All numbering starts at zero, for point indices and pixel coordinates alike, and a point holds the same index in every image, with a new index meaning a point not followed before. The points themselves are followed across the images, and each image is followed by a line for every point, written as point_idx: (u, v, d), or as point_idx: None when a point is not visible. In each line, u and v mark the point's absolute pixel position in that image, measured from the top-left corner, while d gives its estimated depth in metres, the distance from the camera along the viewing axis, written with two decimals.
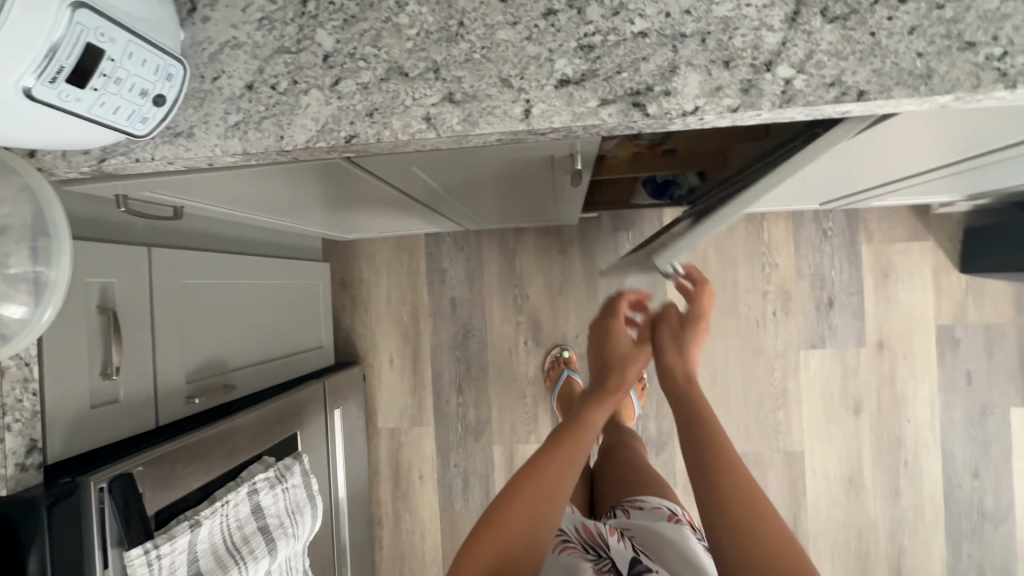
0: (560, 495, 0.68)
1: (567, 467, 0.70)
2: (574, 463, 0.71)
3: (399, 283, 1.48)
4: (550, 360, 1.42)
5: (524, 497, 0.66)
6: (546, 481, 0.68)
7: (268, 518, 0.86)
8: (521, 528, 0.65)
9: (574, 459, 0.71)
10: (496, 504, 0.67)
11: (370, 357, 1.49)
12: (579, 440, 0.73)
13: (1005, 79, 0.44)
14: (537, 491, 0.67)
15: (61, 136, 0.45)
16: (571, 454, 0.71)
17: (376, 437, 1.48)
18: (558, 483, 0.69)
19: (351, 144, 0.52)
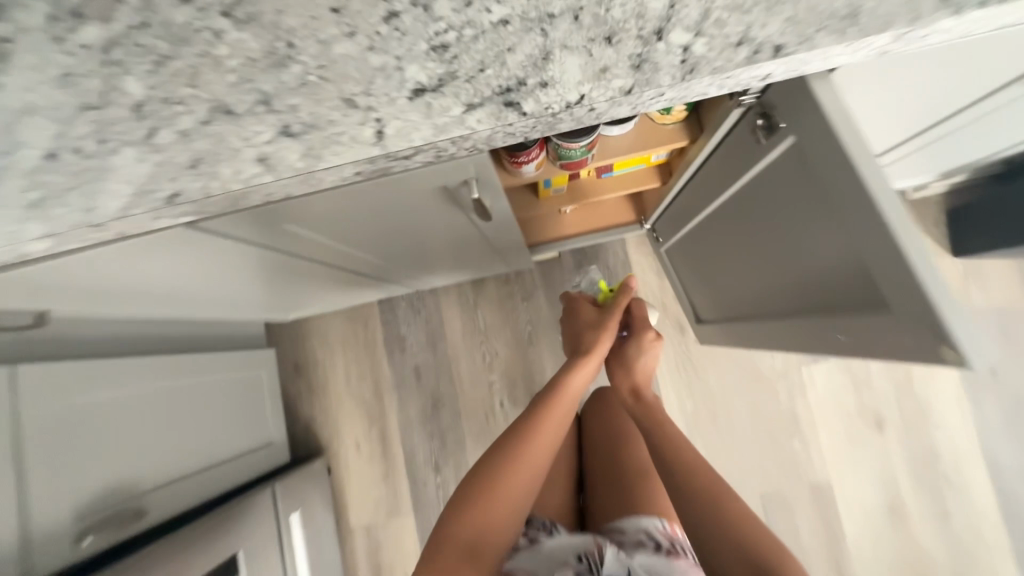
0: (533, 455, 0.71)
1: (558, 420, 0.75)
2: (542, 426, 0.73)
3: (357, 359, 1.35)
4: None
5: (515, 452, 0.70)
6: (514, 449, 0.70)
7: None
8: (511, 489, 0.67)
9: (563, 407, 0.77)
10: (487, 459, 0.70)
11: (333, 446, 1.33)
12: (564, 389, 0.77)
13: (947, 4, 0.36)
14: (516, 445, 0.71)
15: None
16: (562, 411, 0.76)
17: (351, 537, 1.31)
18: (526, 449, 0.71)
19: (177, 204, 0.42)
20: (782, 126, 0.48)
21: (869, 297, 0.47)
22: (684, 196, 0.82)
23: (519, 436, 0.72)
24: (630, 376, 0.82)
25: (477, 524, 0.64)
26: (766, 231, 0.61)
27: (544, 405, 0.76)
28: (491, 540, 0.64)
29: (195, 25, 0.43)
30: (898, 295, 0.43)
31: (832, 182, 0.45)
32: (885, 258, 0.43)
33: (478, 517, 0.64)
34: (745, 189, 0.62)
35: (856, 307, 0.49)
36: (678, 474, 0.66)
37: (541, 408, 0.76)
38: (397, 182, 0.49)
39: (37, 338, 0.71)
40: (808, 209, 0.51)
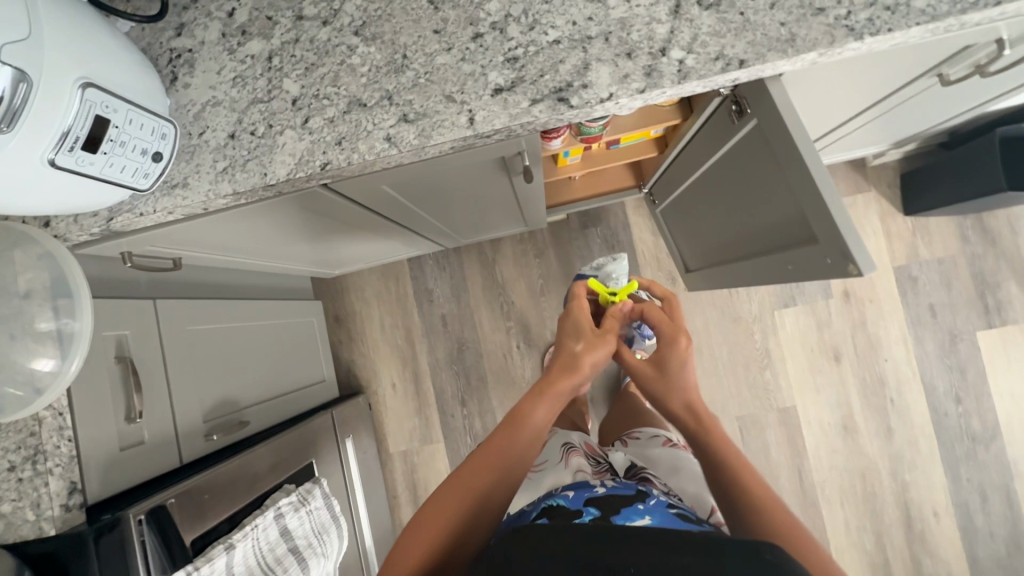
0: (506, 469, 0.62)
1: (524, 450, 0.63)
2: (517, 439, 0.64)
3: (390, 310, 1.54)
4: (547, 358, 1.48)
5: (472, 477, 0.60)
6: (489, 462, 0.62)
7: (297, 539, 0.90)
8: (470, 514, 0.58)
9: (529, 435, 0.65)
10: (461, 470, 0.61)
11: (373, 385, 1.54)
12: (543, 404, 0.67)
13: (853, 33, 0.54)
14: (474, 473, 0.61)
15: (60, 195, 0.51)
16: (528, 441, 0.64)
17: (391, 460, 1.53)
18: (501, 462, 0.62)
19: (326, 170, 0.60)
20: (749, 111, 0.67)
21: (808, 236, 0.67)
22: (676, 166, 1.01)
23: (479, 464, 0.61)
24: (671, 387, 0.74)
25: (430, 549, 0.56)
26: (738, 192, 0.81)
27: (510, 435, 0.64)
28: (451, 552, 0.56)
29: (334, 41, 0.60)
30: (825, 231, 0.62)
31: (781, 154, 0.64)
32: (815, 205, 0.62)
33: (430, 539, 0.56)
34: (723, 159, 0.81)
35: (799, 244, 0.69)
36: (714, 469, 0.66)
37: (505, 442, 0.63)
38: (471, 155, 0.66)
39: (163, 280, 0.89)
40: (767, 173, 0.70)
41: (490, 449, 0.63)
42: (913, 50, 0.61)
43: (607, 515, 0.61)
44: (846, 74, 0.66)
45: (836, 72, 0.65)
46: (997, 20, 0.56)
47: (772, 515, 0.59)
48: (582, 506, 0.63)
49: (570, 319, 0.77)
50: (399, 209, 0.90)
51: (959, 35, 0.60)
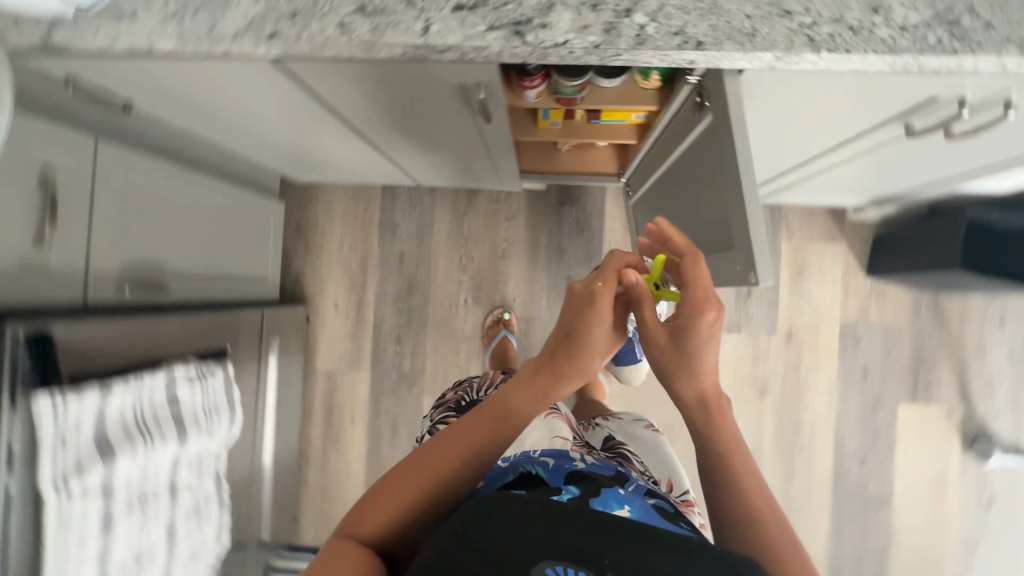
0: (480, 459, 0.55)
1: (507, 438, 0.56)
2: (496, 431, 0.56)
3: (352, 232, 1.54)
4: (490, 319, 1.50)
5: (441, 457, 0.54)
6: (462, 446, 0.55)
7: (184, 410, 0.92)
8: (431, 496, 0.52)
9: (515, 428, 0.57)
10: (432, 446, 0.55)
11: (315, 299, 1.55)
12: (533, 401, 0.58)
13: (812, 44, 0.54)
14: (443, 452, 0.54)
15: None
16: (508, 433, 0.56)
17: (316, 375, 1.56)
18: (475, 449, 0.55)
19: (273, 40, 0.59)
20: (709, 104, 0.67)
21: (728, 242, 0.68)
22: (650, 154, 1.01)
23: (451, 445, 0.55)
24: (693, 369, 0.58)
25: (386, 522, 0.51)
26: (688, 190, 0.81)
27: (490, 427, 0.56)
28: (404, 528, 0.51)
29: None
30: (743, 239, 0.62)
31: (724, 154, 0.64)
32: (738, 211, 0.62)
33: (384, 510, 0.52)
34: (683, 154, 0.80)
35: (721, 250, 0.70)
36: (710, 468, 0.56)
37: (484, 430, 0.56)
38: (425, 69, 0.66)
39: (109, 125, 0.88)
40: (710, 173, 0.70)
41: (467, 429, 0.55)
42: (877, 87, 0.61)
43: (585, 498, 0.55)
44: (810, 96, 0.66)
45: (800, 90, 0.65)
46: (957, 73, 0.56)
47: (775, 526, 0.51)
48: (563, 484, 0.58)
49: (583, 313, 0.59)
50: (372, 118, 0.89)
51: (924, 82, 0.60)
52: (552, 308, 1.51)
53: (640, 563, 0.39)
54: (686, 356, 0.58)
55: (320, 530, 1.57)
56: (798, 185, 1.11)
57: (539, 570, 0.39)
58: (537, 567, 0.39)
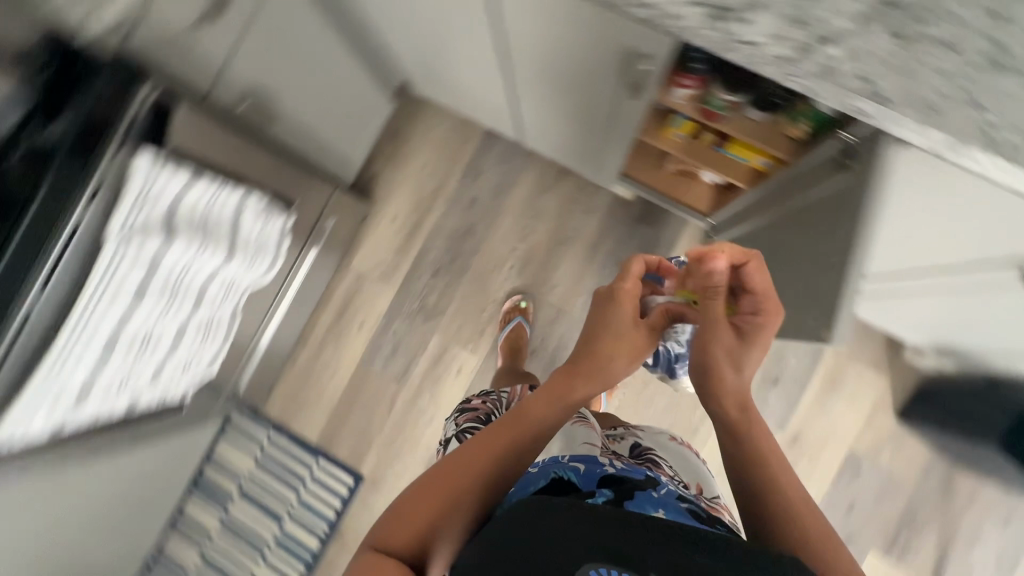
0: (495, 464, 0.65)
1: (532, 440, 0.68)
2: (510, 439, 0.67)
3: (439, 159, 1.58)
4: (508, 307, 1.51)
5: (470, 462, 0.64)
6: (478, 457, 0.65)
7: (241, 233, 0.96)
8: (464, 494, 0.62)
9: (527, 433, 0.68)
10: (454, 461, 0.65)
11: (379, 203, 1.59)
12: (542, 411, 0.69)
13: (986, 143, 0.54)
14: (461, 465, 0.64)
15: None
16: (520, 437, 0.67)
17: (347, 271, 1.60)
18: (490, 455, 0.65)
19: None
20: (854, 162, 0.67)
21: (820, 300, 0.68)
22: (755, 199, 1.01)
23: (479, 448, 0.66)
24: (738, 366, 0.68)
25: (414, 528, 0.60)
26: (794, 239, 0.81)
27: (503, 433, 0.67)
28: (431, 535, 0.60)
29: None
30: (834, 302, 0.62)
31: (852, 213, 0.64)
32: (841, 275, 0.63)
33: (410, 521, 0.61)
34: (800, 205, 0.81)
35: (809, 304, 0.70)
36: (754, 482, 0.62)
37: (500, 436, 0.67)
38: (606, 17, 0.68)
39: None
40: (826, 227, 0.71)
41: (481, 441, 0.67)
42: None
43: (620, 500, 0.65)
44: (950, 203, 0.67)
45: (944, 192, 0.65)
46: None
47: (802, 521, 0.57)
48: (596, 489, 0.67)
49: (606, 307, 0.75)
50: (527, 55, 0.91)
51: None
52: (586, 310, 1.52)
53: (671, 560, 0.48)
54: (737, 346, 0.69)
55: (286, 408, 1.62)
56: (880, 305, 1.10)
57: (584, 570, 0.49)
58: (583, 567, 0.49)
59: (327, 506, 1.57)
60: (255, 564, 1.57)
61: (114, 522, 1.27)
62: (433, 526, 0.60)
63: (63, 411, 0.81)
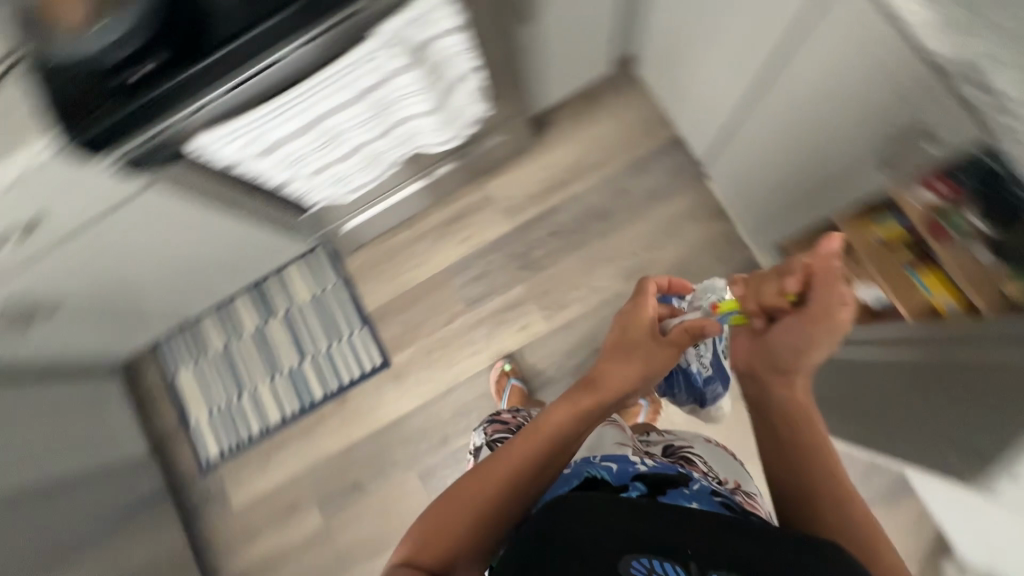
0: (521, 478, 0.67)
1: (555, 442, 0.69)
2: (535, 452, 0.68)
3: (618, 139, 1.59)
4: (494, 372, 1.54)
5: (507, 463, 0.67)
6: (504, 473, 0.67)
7: (451, 99, 1.01)
8: (509, 491, 0.66)
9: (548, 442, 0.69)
10: (481, 479, 0.68)
11: (544, 146, 1.62)
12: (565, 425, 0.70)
13: None
14: (485, 485, 0.67)
15: None
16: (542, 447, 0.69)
17: (483, 187, 1.64)
18: (513, 471, 0.67)
19: None
20: None
21: None
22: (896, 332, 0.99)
23: (519, 447, 0.69)
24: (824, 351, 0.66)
25: (448, 546, 0.64)
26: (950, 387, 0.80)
27: (525, 447, 0.69)
28: (465, 552, 0.64)
29: None
30: None
31: None
32: None
33: (443, 538, 0.64)
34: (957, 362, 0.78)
35: None
36: (819, 482, 0.60)
37: (523, 449, 0.69)
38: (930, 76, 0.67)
39: None
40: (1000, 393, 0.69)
41: (505, 459, 0.68)
42: None
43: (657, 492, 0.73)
44: None
45: None
46: None
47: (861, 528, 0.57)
48: (628, 484, 0.77)
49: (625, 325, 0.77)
50: (804, 78, 0.90)
51: None
52: None
53: (714, 557, 0.52)
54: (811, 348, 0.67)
55: (363, 269, 1.69)
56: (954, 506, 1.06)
57: (625, 562, 0.53)
58: (623, 560, 0.53)
59: (350, 371, 1.64)
60: (268, 381, 1.68)
61: (196, 271, 1.38)
62: (466, 543, 0.64)
63: (248, 155, 0.88)
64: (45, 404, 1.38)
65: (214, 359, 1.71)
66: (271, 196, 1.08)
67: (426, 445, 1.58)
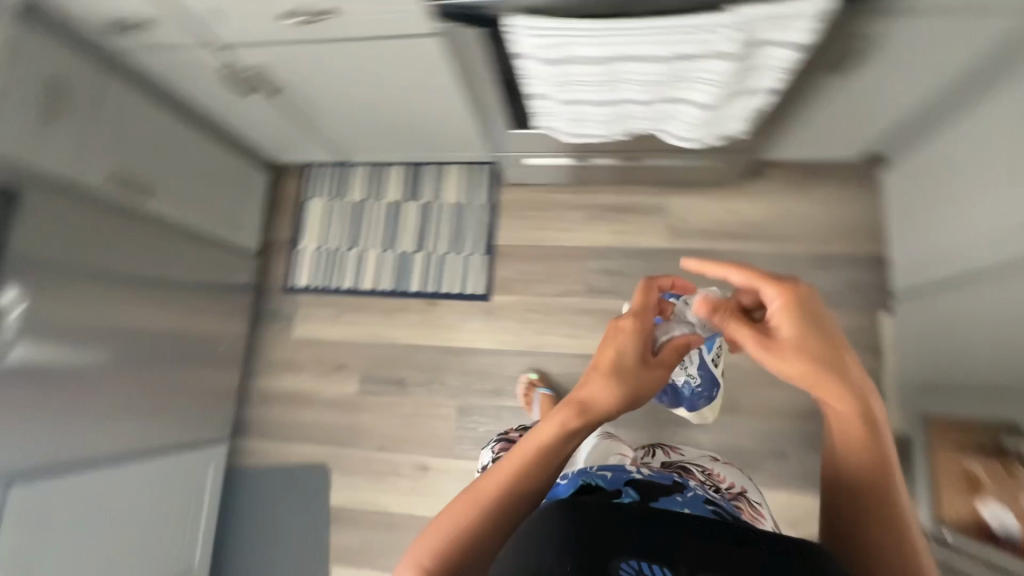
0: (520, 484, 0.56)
1: (552, 451, 0.58)
2: (532, 456, 0.58)
3: (817, 228, 1.51)
4: (522, 385, 1.54)
5: (487, 487, 0.56)
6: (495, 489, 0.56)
7: (729, 106, 0.98)
8: (501, 504, 0.55)
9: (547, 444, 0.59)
10: (463, 494, 0.56)
11: (742, 193, 1.56)
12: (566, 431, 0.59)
13: None
14: (471, 496, 0.56)
15: None
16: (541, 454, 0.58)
17: (664, 196, 1.60)
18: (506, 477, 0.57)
19: None
20: None
21: None
22: None
23: (499, 468, 0.57)
24: (820, 354, 0.55)
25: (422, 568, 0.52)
26: None
27: (519, 454, 0.58)
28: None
29: None
30: None
31: None
32: None
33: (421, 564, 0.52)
34: None
35: None
36: (876, 521, 0.55)
37: (523, 452, 0.58)
38: None
39: None
40: None
41: (493, 472, 0.57)
42: None
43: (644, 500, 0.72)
44: None
45: None
46: None
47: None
48: (622, 488, 0.79)
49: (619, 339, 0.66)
50: None
51: None
52: (751, 435, 1.45)
53: (710, 557, 0.47)
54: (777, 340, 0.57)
55: (514, 206, 1.69)
56: None
57: (617, 564, 0.47)
58: (614, 563, 0.47)
59: (452, 284, 1.68)
60: (379, 251, 1.75)
61: (394, 128, 1.44)
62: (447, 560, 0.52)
63: (537, 57, 0.88)
64: (210, 164, 1.47)
65: (346, 205, 1.79)
66: (510, 98, 1.09)
67: (480, 386, 1.60)
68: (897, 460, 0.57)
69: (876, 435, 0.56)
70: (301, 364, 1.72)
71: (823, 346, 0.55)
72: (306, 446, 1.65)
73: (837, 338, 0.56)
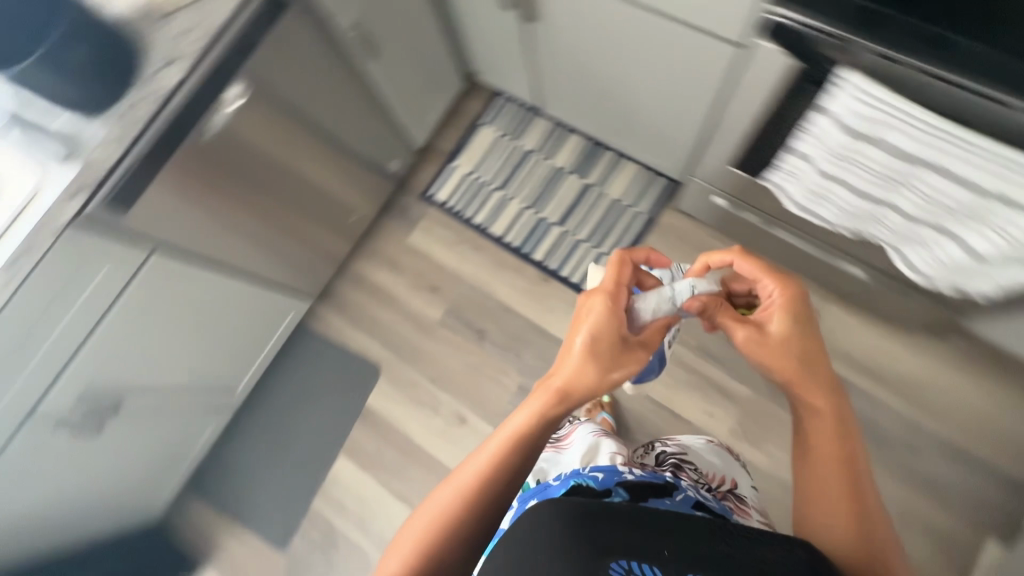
0: (498, 472, 0.68)
1: (529, 438, 0.70)
2: (511, 447, 0.69)
3: (966, 417, 1.37)
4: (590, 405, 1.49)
5: (466, 480, 0.68)
6: (471, 481, 0.68)
7: (1003, 267, 0.84)
8: (485, 493, 0.67)
9: (526, 427, 0.71)
10: (448, 486, 0.69)
11: (906, 342, 1.43)
12: (541, 418, 0.71)
13: None
14: (454, 489, 0.68)
15: None
16: (518, 443, 0.70)
17: (825, 302, 1.48)
18: (483, 468, 0.68)
19: None
20: None
21: None
22: None
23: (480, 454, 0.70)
24: (798, 352, 0.73)
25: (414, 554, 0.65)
26: None
27: (496, 446, 0.70)
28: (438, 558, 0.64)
29: None
30: None
31: None
32: None
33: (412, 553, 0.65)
34: None
35: None
36: (839, 505, 0.68)
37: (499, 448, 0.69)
38: None
39: None
40: None
41: (472, 467, 0.69)
42: None
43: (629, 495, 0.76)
44: None
45: None
46: None
47: (879, 545, 0.65)
48: (612, 489, 0.81)
49: (596, 327, 0.74)
50: None
51: None
52: None
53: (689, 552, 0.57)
54: (761, 331, 0.75)
55: (670, 232, 1.61)
56: None
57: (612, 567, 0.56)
58: (608, 562, 0.56)
59: (572, 270, 1.64)
60: (522, 205, 1.72)
61: (609, 106, 1.38)
62: (439, 546, 0.65)
63: (839, 119, 0.80)
64: (427, 52, 1.48)
65: (513, 148, 1.77)
66: (760, 143, 1.00)
67: None
68: (855, 443, 0.72)
69: (841, 422, 0.72)
70: (401, 268, 1.73)
71: (799, 344, 0.73)
72: (371, 342, 1.69)
73: (813, 333, 0.75)
